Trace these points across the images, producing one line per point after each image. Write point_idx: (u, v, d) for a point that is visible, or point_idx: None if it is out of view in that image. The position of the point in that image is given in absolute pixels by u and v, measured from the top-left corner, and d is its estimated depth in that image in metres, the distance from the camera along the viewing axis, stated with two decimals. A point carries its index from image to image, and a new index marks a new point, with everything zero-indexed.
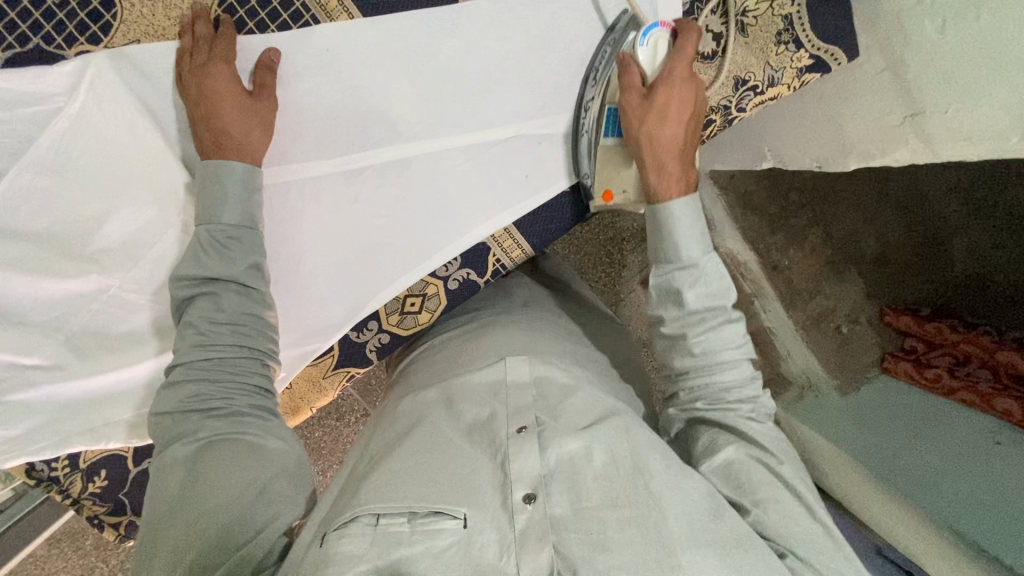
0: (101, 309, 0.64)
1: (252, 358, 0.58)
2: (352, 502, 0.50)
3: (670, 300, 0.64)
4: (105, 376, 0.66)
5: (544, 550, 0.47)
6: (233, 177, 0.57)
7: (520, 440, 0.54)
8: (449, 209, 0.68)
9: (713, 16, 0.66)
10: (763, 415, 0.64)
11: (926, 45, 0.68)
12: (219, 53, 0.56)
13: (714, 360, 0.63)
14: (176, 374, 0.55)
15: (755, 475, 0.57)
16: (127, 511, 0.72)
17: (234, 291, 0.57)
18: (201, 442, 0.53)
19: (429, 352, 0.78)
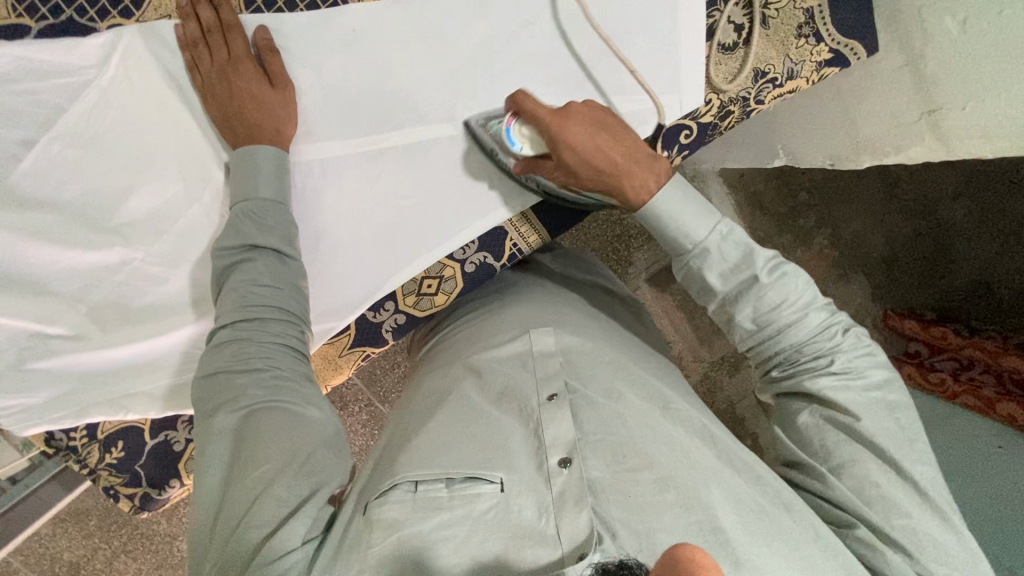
0: (125, 281, 0.65)
1: (287, 322, 0.57)
2: (388, 471, 0.52)
3: (701, 288, 0.62)
4: (126, 348, 0.67)
5: (582, 514, 0.48)
6: (264, 162, 0.59)
7: (553, 406, 0.55)
8: (469, 191, 0.69)
9: (736, 8, 0.67)
10: (857, 355, 0.58)
11: (945, 42, 0.69)
12: (234, 44, 0.58)
13: (771, 323, 0.60)
14: (219, 338, 0.55)
15: (828, 437, 0.56)
16: (141, 483, 0.73)
17: (270, 256, 0.57)
18: (243, 410, 0.51)
19: (458, 329, 0.78)
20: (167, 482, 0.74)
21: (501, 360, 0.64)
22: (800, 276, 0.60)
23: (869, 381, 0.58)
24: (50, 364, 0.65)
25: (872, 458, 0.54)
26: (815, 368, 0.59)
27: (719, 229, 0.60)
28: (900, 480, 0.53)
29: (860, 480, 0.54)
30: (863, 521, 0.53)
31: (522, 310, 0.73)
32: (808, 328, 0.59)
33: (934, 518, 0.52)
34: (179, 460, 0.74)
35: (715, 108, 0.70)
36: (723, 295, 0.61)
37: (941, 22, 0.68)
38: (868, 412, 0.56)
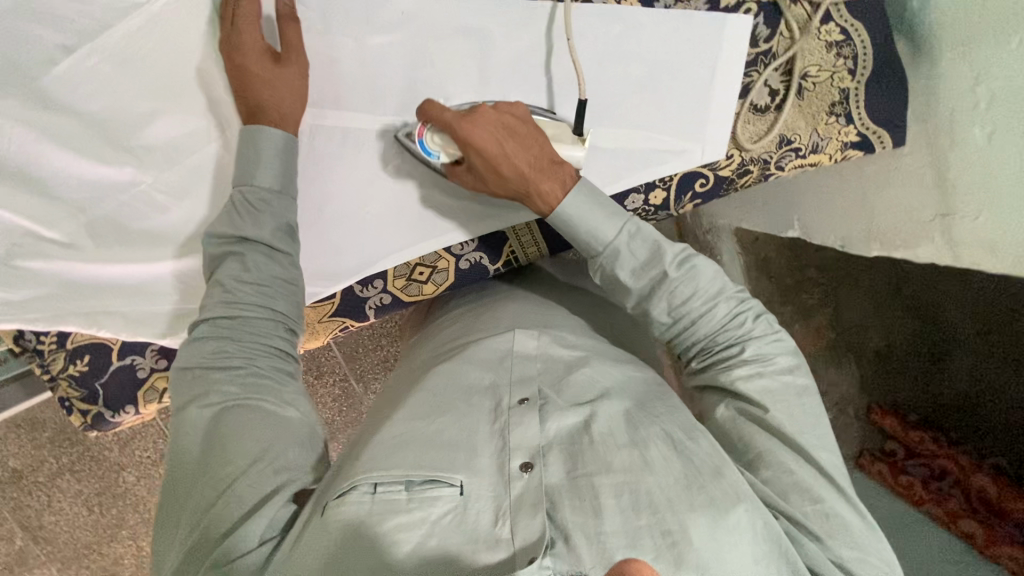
0: (129, 201, 0.66)
1: (273, 322, 0.59)
2: (350, 472, 0.49)
3: (615, 285, 0.63)
4: (116, 267, 0.68)
5: (538, 516, 0.46)
6: (268, 143, 0.60)
7: (521, 411, 0.54)
8: (479, 190, 0.70)
9: (775, 72, 0.68)
10: (767, 335, 0.60)
11: (970, 148, 0.69)
12: (243, 21, 0.59)
13: (687, 315, 0.61)
14: (199, 333, 0.56)
15: (747, 431, 0.56)
16: (96, 402, 0.73)
17: (261, 252, 0.59)
18: (217, 406, 0.53)
19: (445, 328, 0.78)
20: (122, 406, 0.74)
21: (483, 353, 0.65)
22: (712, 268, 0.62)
23: (779, 365, 0.59)
24: (39, 266, 0.67)
25: (786, 451, 0.54)
26: (732, 365, 0.59)
27: (628, 225, 0.61)
28: (800, 460, 0.54)
29: (779, 471, 0.53)
30: (779, 512, 0.52)
31: (510, 313, 0.74)
32: (716, 317, 0.61)
33: (843, 501, 0.53)
34: (139, 387, 0.73)
35: (735, 164, 0.71)
36: (652, 286, 0.61)
37: (968, 131, 0.68)
38: (775, 397, 0.56)
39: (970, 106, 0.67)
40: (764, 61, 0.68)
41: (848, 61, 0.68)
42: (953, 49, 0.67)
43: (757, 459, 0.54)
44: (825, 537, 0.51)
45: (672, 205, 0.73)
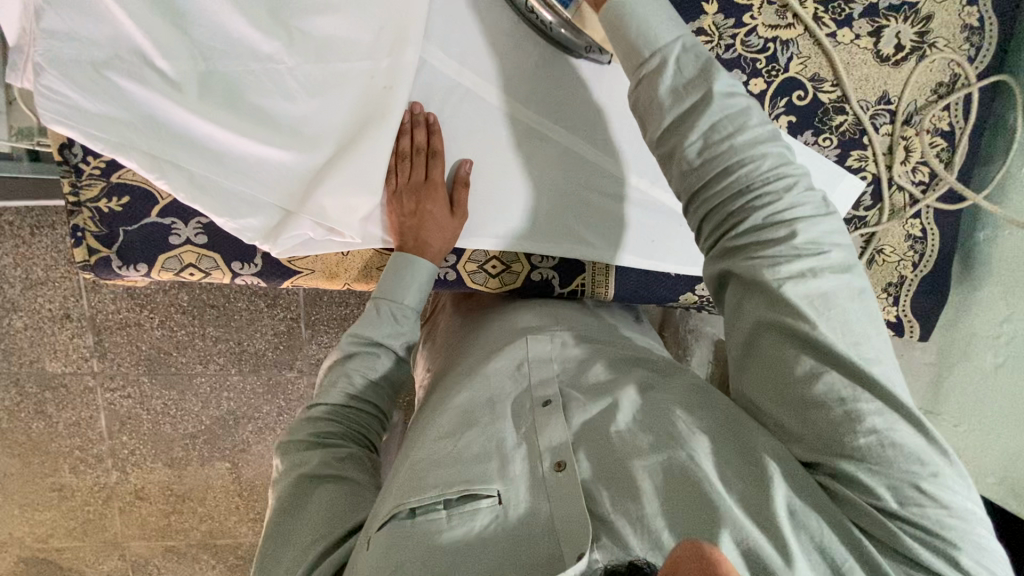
0: (258, 74, 0.63)
1: (375, 416, 0.66)
2: (394, 492, 0.51)
3: (688, 137, 0.53)
4: (206, 126, 0.63)
5: (578, 503, 0.48)
6: (419, 274, 0.67)
7: (546, 412, 0.56)
8: (579, 215, 0.72)
9: (859, 238, 0.77)
10: (818, 212, 0.52)
11: (977, 372, 0.80)
12: (433, 171, 0.66)
13: (746, 181, 0.51)
14: (314, 415, 0.63)
15: (790, 351, 0.49)
16: (110, 246, 0.67)
17: (389, 357, 0.67)
18: (314, 471, 0.57)
19: (474, 337, 0.75)
20: (133, 262, 0.68)
21: (501, 363, 0.64)
22: (771, 131, 0.53)
23: (827, 256, 0.50)
24: (133, 90, 0.61)
25: (836, 369, 0.47)
26: (776, 252, 0.49)
27: (683, 49, 0.54)
28: (860, 386, 0.46)
29: (817, 406, 0.47)
30: (831, 469, 0.47)
31: (533, 310, 0.74)
32: (764, 191, 0.51)
33: (908, 424, 0.46)
34: (162, 251, 0.68)
35: None
36: (716, 147, 0.52)
37: (983, 354, 0.80)
38: (831, 315, 0.48)
39: (990, 337, 0.79)
40: (856, 224, 0.76)
41: (915, 255, 0.78)
42: (996, 286, 0.78)
43: (806, 383, 0.47)
44: (888, 500, 0.45)
45: None
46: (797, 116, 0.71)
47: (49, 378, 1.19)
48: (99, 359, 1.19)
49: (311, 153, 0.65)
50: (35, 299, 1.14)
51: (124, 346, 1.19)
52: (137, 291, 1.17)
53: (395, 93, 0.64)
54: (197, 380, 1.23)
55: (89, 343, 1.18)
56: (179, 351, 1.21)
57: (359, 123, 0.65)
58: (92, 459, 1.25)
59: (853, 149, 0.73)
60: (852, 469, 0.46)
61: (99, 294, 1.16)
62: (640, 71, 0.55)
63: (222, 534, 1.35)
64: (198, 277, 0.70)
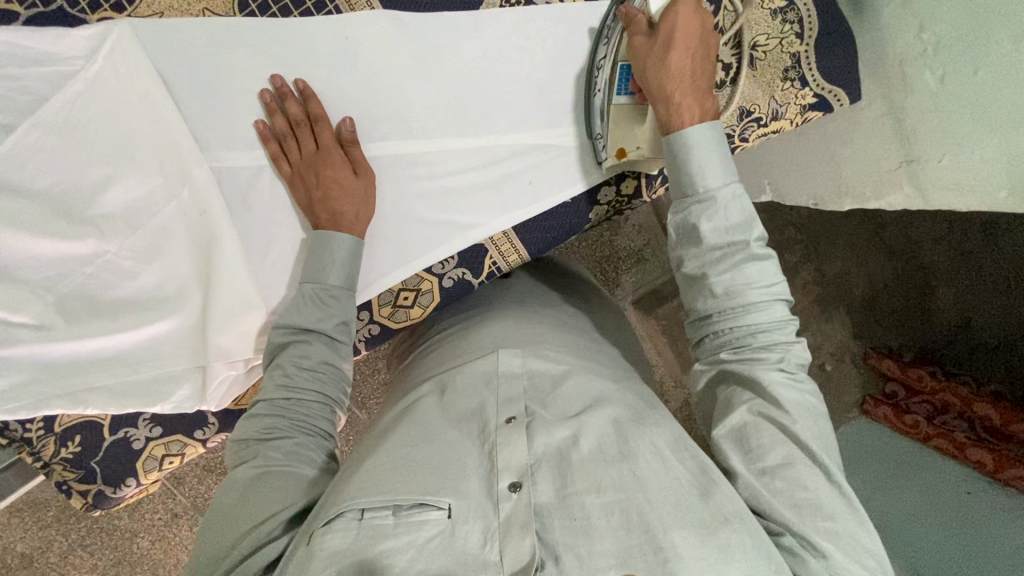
0: (96, 273, 0.64)
1: (325, 404, 0.58)
2: (337, 497, 0.48)
3: (687, 238, 0.59)
4: (89, 343, 0.65)
5: (525, 541, 0.44)
6: (337, 247, 0.60)
7: (508, 432, 0.52)
8: (446, 207, 0.69)
9: (726, 47, 0.69)
10: (794, 365, 0.56)
11: (925, 96, 0.69)
12: (322, 137, 0.62)
13: (740, 301, 0.56)
14: (256, 409, 0.56)
15: (765, 436, 0.52)
16: (95, 480, 0.71)
17: (323, 341, 0.59)
18: (259, 468, 0.52)
19: (427, 362, 0.72)
20: (122, 480, 0.72)
21: (466, 377, 0.61)
22: (744, 210, 0.57)
23: (806, 386, 0.55)
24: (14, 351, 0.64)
25: (807, 461, 0.50)
26: (768, 351, 0.55)
27: (732, 184, 0.58)
28: (846, 509, 0.49)
29: (798, 486, 0.49)
30: (784, 524, 0.48)
31: (492, 328, 0.70)
32: (772, 315, 0.56)
33: (856, 521, 0.48)
34: (136, 458, 0.71)
35: None
36: (693, 234, 0.57)
37: (922, 76, 0.68)
38: (802, 409, 0.53)
39: (918, 55, 0.68)
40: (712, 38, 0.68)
41: (795, 25, 0.69)
42: (893, 2, 0.69)
43: (778, 464, 0.50)
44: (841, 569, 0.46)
45: (643, 192, 0.73)
46: None
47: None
48: None
49: (186, 308, 0.66)
50: (143, 516, 1.24)
51: None
52: (207, 463, 1.25)
53: (211, 214, 0.63)
54: None
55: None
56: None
57: (203, 259, 0.65)
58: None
59: None
60: (809, 519, 0.48)
61: (184, 484, 1.25)
62: (684, 171, 0.58)
63: None
64: (179, 460, 0.73)
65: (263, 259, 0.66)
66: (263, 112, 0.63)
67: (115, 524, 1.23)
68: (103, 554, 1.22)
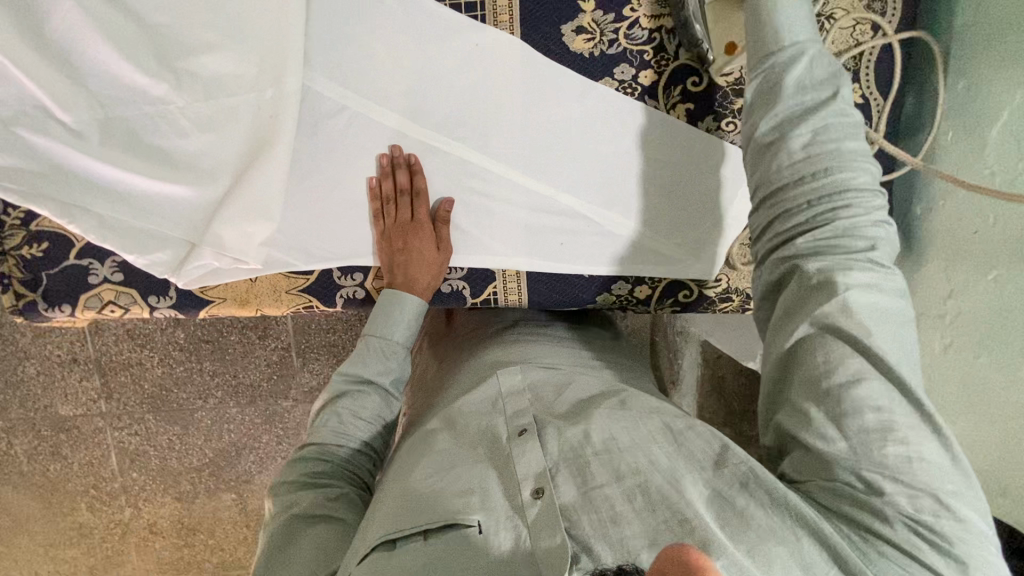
0: (152, 115, 0.66)
1: (366, 454, 0.63)
2: (373, 528, 0.50)
3: (772, 95, 0.54)
4: (111, 169, 0.66)
5: (557, 535, 0.46)
6: (405, 309, 0.67)
7: (521, 441, 0.54)
8: (482, 224, 0.72)
9: None
10: (887, 245, 0.53)
11: (927, 354, 0.73)
12: (419, 211, 0.69)
13: (825, 160, 0.52)
14: (307, 452, 0.61)
15: (825, 355, 0.49)
16: (36, 290, 0.71)
17: (379, 394, 0.65)
18: (308, 513, 0.55)
19: (464, 364, 0.74)
20: (58, 303, 0.72)
21: (471, 404, 0.61)
22: (830, 66, 0.54)
23: (890, 276, 0.52)
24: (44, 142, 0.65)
25: (875, 377, 0.48)
26: (854, 214, 0.52)
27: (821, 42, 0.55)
28: (923, 430, 0.47)
29: (871, 404, 0.47)
30: (838, 464, 0.47)
31: (502, 356, 0.71)
32: (861, 177, 0.52)
33: (933, 440, 0.47)
34: (83, 291, 0.71)
35: (720, 288, 0.76)
36: (775, 94, 0.54)
37: (931, 335, 0.72)
38: (881, 272, 0.52)
39: (937, 318, 0.72)
40: None
41: None
42: (936, 261, 0.72)
43: (844, 394, 0.48)
44: (908, 497, 0.45)
45: (652, 302, 0.77)
46: (695, 103, 0.69)
47: (62, 421, 1.25)
48: (105, 400, 1.25)
49: (209, 186, 0.67)
50: (45, 346, 1.21)
51: (129, 385, 1.25)
52: (137, 331, 1.23)
53: (280, 121, 0.65)
54: (198, 414, 1.27)
55: (97, 384, 1.24)
56: (180, 387, 1.26)
57: (250, 155, 0.67)
58: (107, 496, 1.30)
59: None
60: (866, 471, 0.47)
61: (104, 338, 1.23)
62: (768, 98, 0.55)
63: (231, 565, 1.37)
64: (119, 313, 0.73)
65: (302, 182, 0.69)
66: (375, 172, 0.69)
67: (12, 338, 1.21)
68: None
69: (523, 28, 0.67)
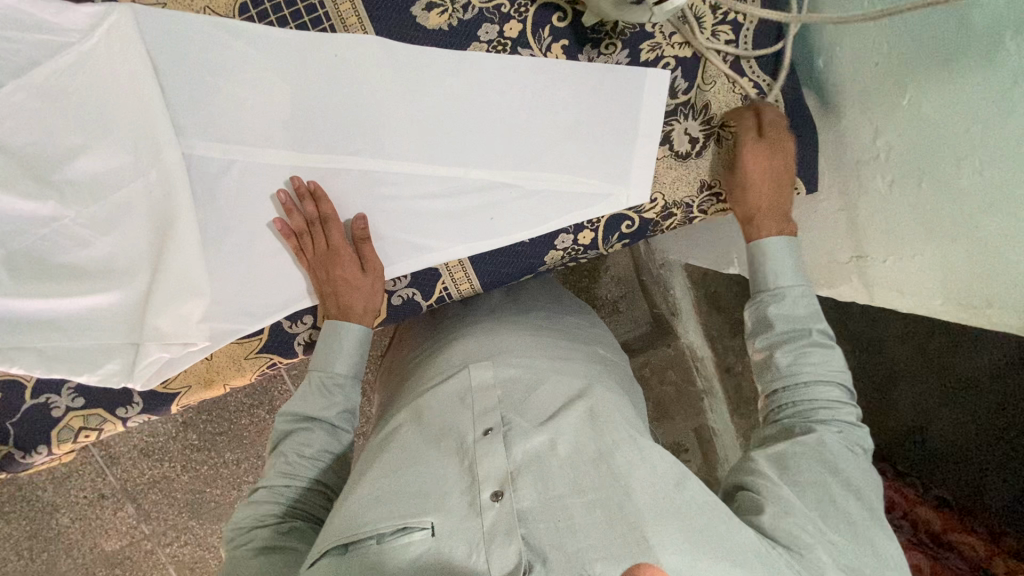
0: (52, 236, 0.65)
1: (319, 489, 0.63)
2: (327, 529, 0.52)
3: (762, 324, 0.65)
4: (32, 300, 0.65)
5: (512, 544, 0.47)
6: (349, 335, 0.67)
7: (486, 443, 0.54)
8: (406, 226, 0.71)
9: (694, 122, 0.72)
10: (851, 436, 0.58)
11: (875, 197, 0.72)
12: (332, 234, 0.67)
13: (800, 381, 0.60)
14: (257, 495, 0.61)
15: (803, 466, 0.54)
16: (8, 443, 0.70)
17: (325, 430, 0.65)
18: (257, 549, 0.56)
19: (416, 373, 0.73)
20: (34, 447, 0.71)
21: (440, 401, 0.61)
22: (812, 305, 0.64)
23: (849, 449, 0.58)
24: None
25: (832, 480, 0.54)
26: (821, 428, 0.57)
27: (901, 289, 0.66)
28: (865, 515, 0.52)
29: (823, 504, 0.52)
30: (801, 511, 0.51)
31: (466, 347, 0.69)
32: (833, 397, 0.59)
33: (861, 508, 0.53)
34: (53, 426, 0.70)
35: (659, 207, 0.74)
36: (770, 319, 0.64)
37: (874, 178, 0.71)
38: (851, 466, 0.55)
39: (871, 159, 0.71)
40: (684, 112, 0.72)
41: None
42: (856, 106, 0.72)
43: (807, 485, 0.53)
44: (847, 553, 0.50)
45: (600, 244, 0.75)
46: (567, 38, 0.68)
47: (112, 556, 1.25)
48: (146, 522, 1.24)
49: (132, 282, 0.67)
50: (66, 493, 1.21)
51: (163, 501, 1.24)
52: (148, 447, 1.22)
53: (175, 198, 0.65)
54: (241, 503, 1.27)
55: (133, 511, 1.23)
56: (211, 485, 1.25)
57: (160, 241, 0.66)
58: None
59: (642, 40, 0.69)
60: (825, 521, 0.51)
61: (119, 465, 1.22)
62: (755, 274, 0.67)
63: None
64: (94, 436, 0.72)
65: (219, 249, 0.68)
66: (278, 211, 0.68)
67: (35, 497, 1.20)
68: (15, 528, 1.19)
69: (375, 25, 0.65)
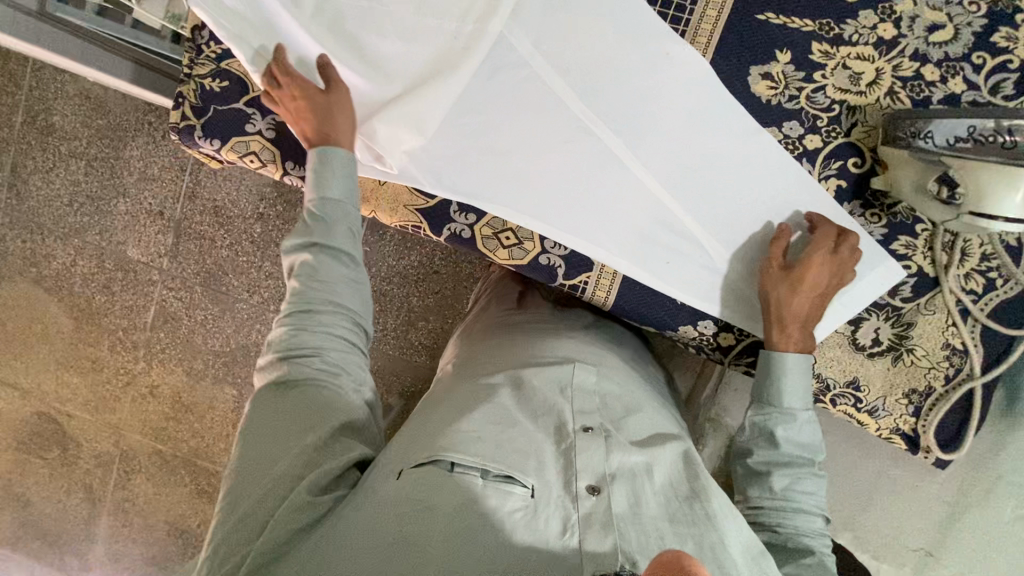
0: (364, 10, 0.72)
1: (337, 317, 0.66)
2: (433, 445, 0.58)
3: (763, 439, 0.69)
4: (309, 40, 0.73)
5: (608, 539, 0.52)
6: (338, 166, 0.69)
7: (586, 438, 0.60)
8: (601, 213, 0.73)
9: (888, 326, 0.71)
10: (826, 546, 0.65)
11: None
12: (294, 81, 0.70)
13: (792, 504, 0.65)
14: (280, 335, 0.66)
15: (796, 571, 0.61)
16: (200, 118, 0.77)
17: (333, 254, 0.68)
18: (282, 388, 0.63)
19: (518, 338, 0.80)
20: (211, 136, 0.77)
21: (542, 379, 0.68)
22: (813, 435, 0.68)
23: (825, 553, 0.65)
24: (249, 3, 0.72)
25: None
26: (808, 549, 0.63)
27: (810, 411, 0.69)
28: None
29: None
30: None
31: (583, 347, 0.77)
32: (814, 516, 0.65)
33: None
34: (238, 135, 0.77)
35: None
36: (774, 444, 0.68)
37: None
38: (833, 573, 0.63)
39: None
40: (888, 313, 0.71)
41: (951, 368, 0.71)
42: None
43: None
44: None
45: (731, 355, 0.77)
46: (847, 182, 0.70)
47: (127, 261, 1.35)
48: (169, 258, 1.33)
49: (382, 85, 0.73)
50: (141, 191, 1.32)
51: (194, 254, 1.32)
52: (222, 210, 1.30)
53: (468, 55, 0.70)
54: (239, 305, 1.32)
55: (167, 243, 1.33)
56: (233, 273, 1.31)
57: (428, 74, 0.72)
58: (140, 344, 1.37)
59: (902, 233, 0.69)
60: None
61: (193, 203, 1.31)
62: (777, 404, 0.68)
63: (203, 457, 1.38)
64: (255, 165, 0.79)
65: (462, 116, 0.73)
66: (500, 117, 0.73)
67: (120, 174, 1.32)
68: (96, 178, 1.33)
69: (716, 58, 0.70)
